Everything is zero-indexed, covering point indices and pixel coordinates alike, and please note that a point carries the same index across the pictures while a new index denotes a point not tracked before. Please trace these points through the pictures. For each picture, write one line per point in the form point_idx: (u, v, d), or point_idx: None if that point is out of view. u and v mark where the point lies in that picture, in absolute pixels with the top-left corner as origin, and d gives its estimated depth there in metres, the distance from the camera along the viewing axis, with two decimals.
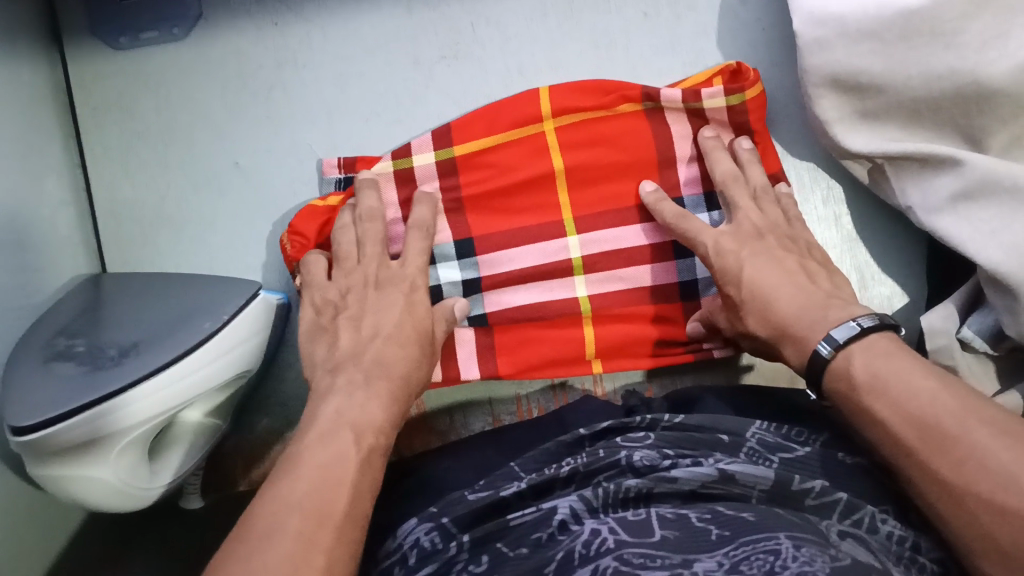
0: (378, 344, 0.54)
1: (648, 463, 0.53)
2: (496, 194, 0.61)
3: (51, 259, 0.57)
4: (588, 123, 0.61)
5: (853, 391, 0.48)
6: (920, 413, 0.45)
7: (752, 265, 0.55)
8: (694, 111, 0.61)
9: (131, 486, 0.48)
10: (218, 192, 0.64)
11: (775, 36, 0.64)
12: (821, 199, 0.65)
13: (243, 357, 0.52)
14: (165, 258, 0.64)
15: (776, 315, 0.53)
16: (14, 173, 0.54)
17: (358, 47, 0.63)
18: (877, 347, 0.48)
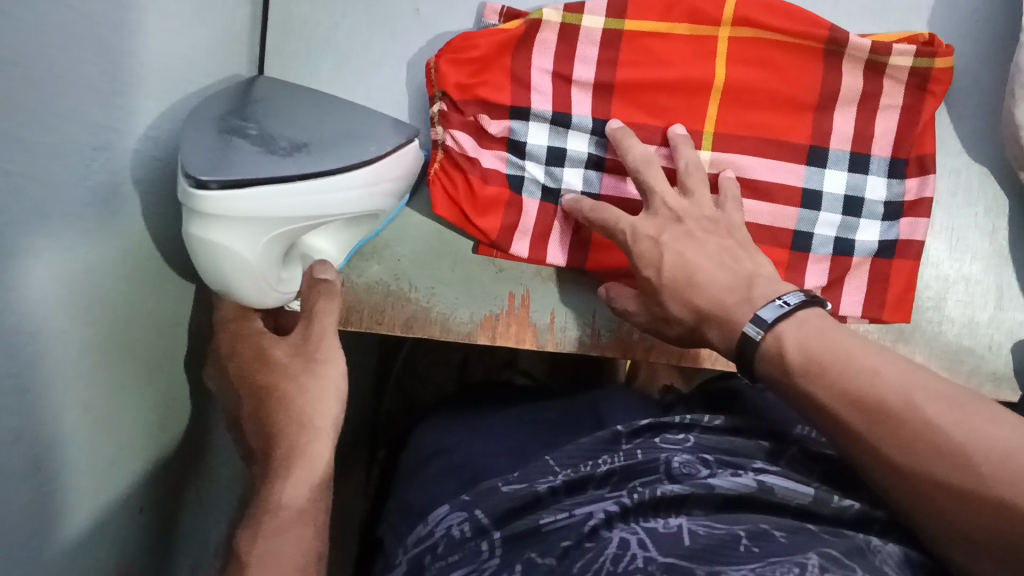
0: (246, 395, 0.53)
1: (686, 469, 0.52)
2: (639, 91, 0.60)
3: (219, 49, 0.57)
4: (763, 42, 0.59)
5: (787, 373, 0.47)
6: (861, 385, 0.44)
7: (670, 253, 0.54)
8: (876, 61, 0.59)
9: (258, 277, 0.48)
10: (391, 35, 0.63)
11: (987, 31, 0.62)
12: (984, 208, 0.62)
13: (382, 195, 0.53)
14: (319, 80, 0.63)
15: (698, 298, 0.53)
16: None
17: None
18: (783, 344, 0.47)
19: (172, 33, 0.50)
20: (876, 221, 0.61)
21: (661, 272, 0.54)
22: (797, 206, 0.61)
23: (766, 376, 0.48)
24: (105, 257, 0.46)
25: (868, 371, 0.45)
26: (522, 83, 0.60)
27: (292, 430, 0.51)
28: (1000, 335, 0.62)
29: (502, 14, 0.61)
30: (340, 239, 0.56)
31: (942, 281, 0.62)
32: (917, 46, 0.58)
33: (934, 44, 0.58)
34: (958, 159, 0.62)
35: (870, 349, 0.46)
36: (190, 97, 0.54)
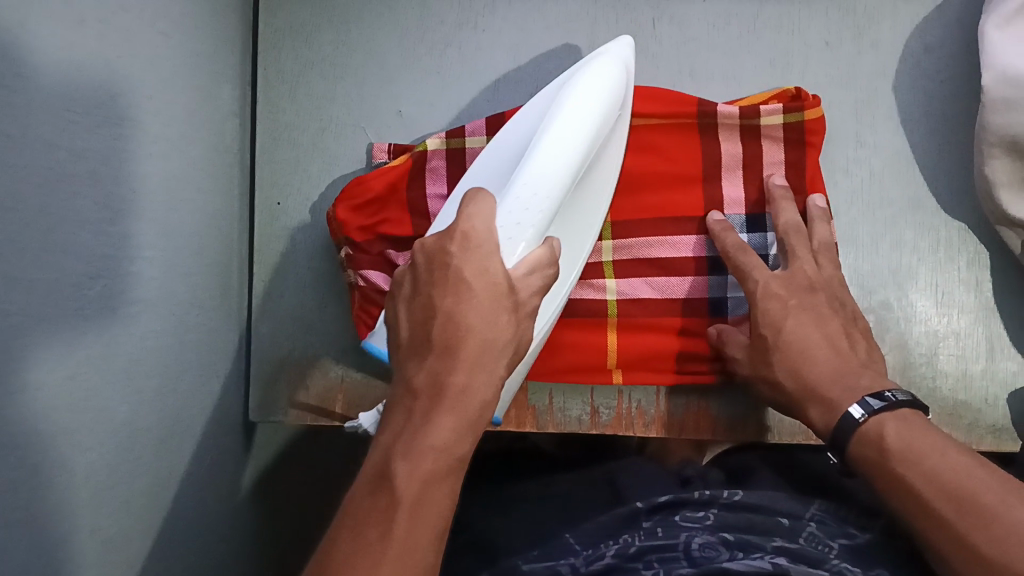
0: (442, 325, 0.43)
1: (706, 552, 0.51)
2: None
3: (210, 160, 0.59)
4: (644, 128, 0.63)
5: (886, 460, 0.47)
6: (925, 464, 0.46)
7: (794, 321, 0.56)
8: (753, 126, 0.61)
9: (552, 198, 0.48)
10: (376, 135, 0.65)
11: (953, 90, 0.63)
12: (966, 262, 0.63)
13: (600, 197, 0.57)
14: (311, 183, 0.65)
15: (809, 375, 0.54)
16: (192, 69, 0.56)
17: (538, 22, 0.65)
18: (896, 418, 0.48)
19: (165, 154, 0.52)
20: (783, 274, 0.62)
21: (779, 336, 0.56)
22: (705, 275, 0.62)
23: (860, 460, 0.49)
24: (108, 378, 0.47)
25: (930, 455, 0.46)
26: (422, 209, 0.61)
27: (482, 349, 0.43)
28: (996, 387, 0.62)
29: (389, 151, 0.63)
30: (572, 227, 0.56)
31: (932, 336, 0.63)
32: (782, 104, 0.60)
33: (801, 100, 0.60)
34: (936, 218, 0.63)
35: (936, 439, 0.47)
36: (187, 209, 0.56)
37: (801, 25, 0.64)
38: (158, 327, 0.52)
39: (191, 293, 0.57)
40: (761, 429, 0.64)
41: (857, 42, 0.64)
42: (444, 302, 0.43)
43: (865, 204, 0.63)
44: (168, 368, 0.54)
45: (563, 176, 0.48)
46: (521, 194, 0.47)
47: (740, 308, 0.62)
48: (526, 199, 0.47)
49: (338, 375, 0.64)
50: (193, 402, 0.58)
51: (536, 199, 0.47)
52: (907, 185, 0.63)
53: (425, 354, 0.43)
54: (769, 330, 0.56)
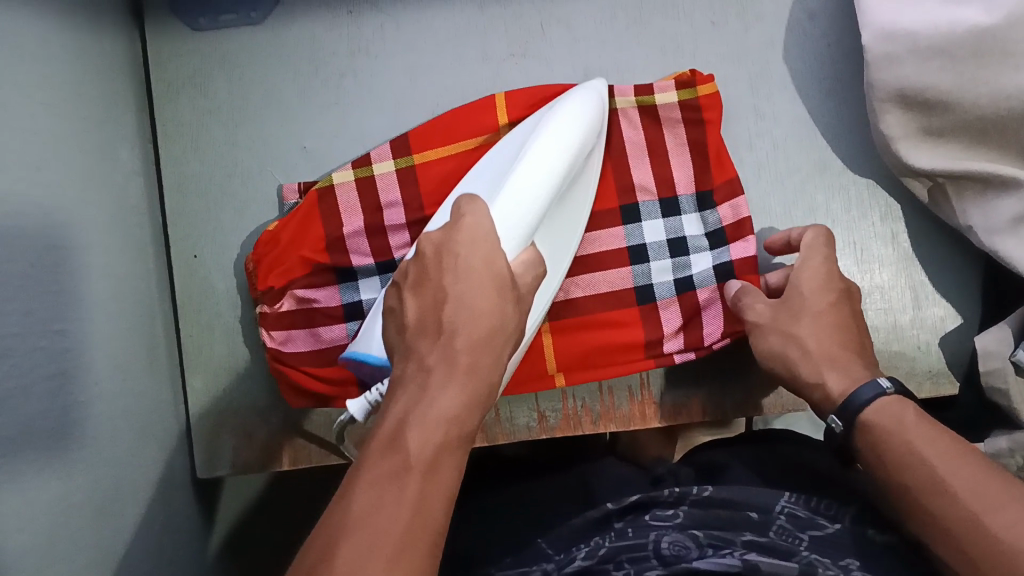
0: (449, 310, 0.45)
1: (676, 551, 0.51)
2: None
3: (118, 224, 0.59)
4: None
5: (903, 445, 0.48)
6: (928, 467, 0.47)
7: (832, 296, 0.57)
8: (649, 109, 0.64)
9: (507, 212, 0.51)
10: (284, 174, 0.65)
11: (841, 53, 0.65)
12: (879, 217, 0.64)
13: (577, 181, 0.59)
14: (226, 233, 0.65)
15: (832, 342, 0.55)
16: (88, 136, 0.55)
17: (429, 41, 0.65)
18: (904, 406, 0.50)
19: (71, 228, 0.52)
20: (704, 252, 0.64)
21: (812, 302, 0.56)
22: (628, 264, 0.64)
23: (877, 443, 0.50)
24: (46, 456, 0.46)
25: (935, 459, 0.47)
26: (339, 242, 0.63)
27: (466, 341, 0.44)
28: (927, 333, 0.64)
29: (299, 190, 0.64)
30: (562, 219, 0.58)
31: (858, 294, 0.64)
32: (674, 82, 0.63)
33: (692, 77, 0.63)
34: (843, 178, 0.64)
35: (943, 443, 0.48)
36: (102, 276, 0.55)
37: (686, 9, 0.65)
38: (94, 404, 0.52)
39: (120, 366, 0.56)
40: (705, 407, 0.65)
41: (742, 19, 0.65)
42: (454, 288, 0.46)
43: (772, 174, 0.64)
44: (106, 441, 0.53)
45: (539, 179, 0.52)
46: (506, 209, 0.51)
47: (666, 292, 0.63)
48: (512, 208, 0.51)
49: (279, 422, 0.65)
50: (140, 474, 0.57)
51: (518, 213, 0.51)
52: (811, 150, 0.64)
53: (428, 346, 0.44)
54: (799, 296, 0.57)
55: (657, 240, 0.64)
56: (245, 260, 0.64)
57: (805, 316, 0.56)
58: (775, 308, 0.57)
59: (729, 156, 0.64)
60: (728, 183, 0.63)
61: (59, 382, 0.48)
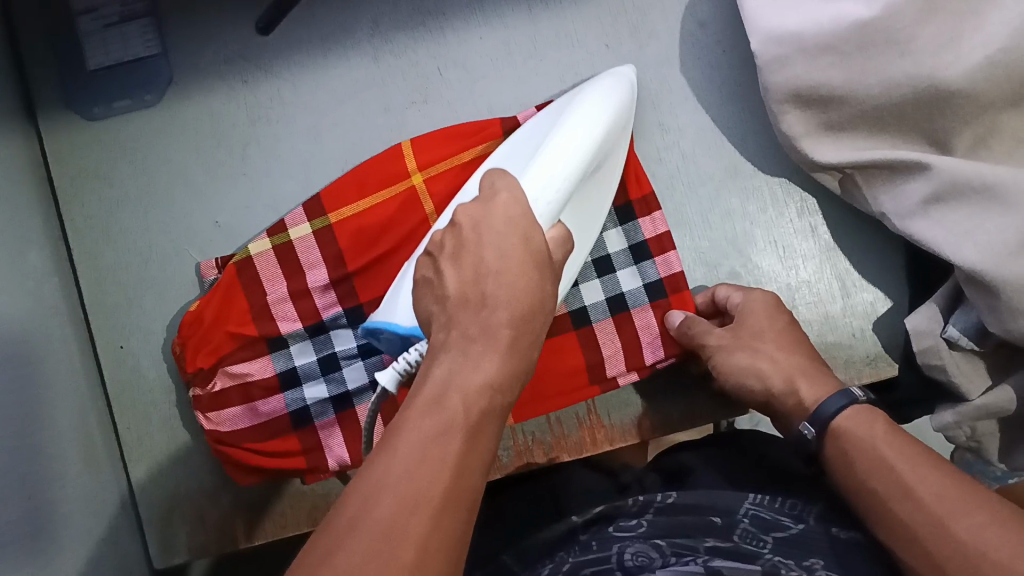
0: (492, 284, 0.41)
1: (638, 560, 0.48)
2: (390, 255, 0.63)
3: (44, 320, 0.58)
4: (457, 169, 0.63)
5: (871, 449, 0.49)
6: (897, 474, 0.47)
7: (782, 329, 0.58)
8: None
9: (538, 174, 0.50)
10: (200, 252, 0.64)
11: (735, 57, 0.66)
12: (796, 212, 0.65)
13: (616, 144, 0.58)
14: (150, 318, 0.64)
15: (794, 359, 0.56)
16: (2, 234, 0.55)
17: (328, 98, 0.65)
18: (875, 415, 0.51)
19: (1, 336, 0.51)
20: (630, 267, 0.64)
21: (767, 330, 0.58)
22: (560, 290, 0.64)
23: (842, 453, 0.51)
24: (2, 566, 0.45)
25: (905, 467, 0.47)
26: (265, 312, 0.62)
27: (508, 311, 0.40)
28: (860, 320, 0.64)
29: (218, 265, 0.63)
30: (589, 197, 0.58)
31: (787, 291, 0.64)
32: None
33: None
34: (756, 179, 0.65)
35: (911, 451, 0.48)
36: (33, 372, 0.54)
37: (579, 35, 0.66)
38: (37, 508, 0.51)
39: (62, 467, 0.55)
40: (653, 423, 0.65)
41: (635, 37, 0.66)
42: (491, 250, 0.42)
43: (686, 184, 0.65)
44: (57, 542, 0.52)
45: (568, 170, 0.50)
46: (540, 185, 0.49)
47: (602, 313, 0.64)
48: (542, 181, 0.49)
49: (231, 503, 0.64)
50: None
51: (548, 192, 0.49)
52: (720, 156, 0.65)
53: (467, 317, 0.41)
54: (755, 319, 0.59)
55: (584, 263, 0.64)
56: (172, 343, 0.63)
57: (768, 333, 0.58)
58: (735, 330, 0.59)
59: (642, 167, 0.65)
60: (644, 196, 0.64)
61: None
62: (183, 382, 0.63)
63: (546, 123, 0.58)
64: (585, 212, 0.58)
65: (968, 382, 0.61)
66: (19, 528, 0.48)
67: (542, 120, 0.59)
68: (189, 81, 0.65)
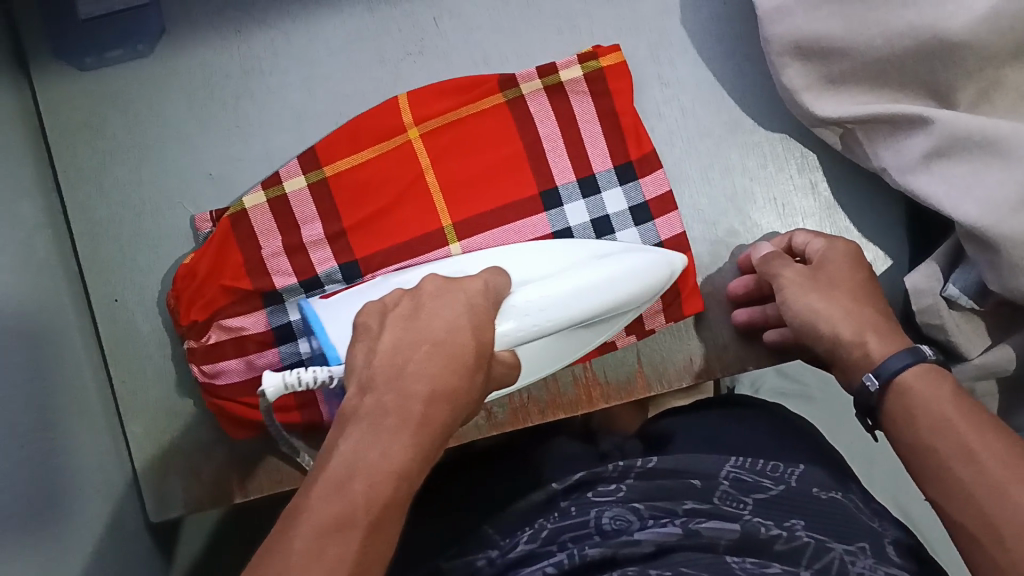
0: (424, 354, 0.44)
1: (617, 525, 0.49)
2: (385, 210, 0.62)
3: (37, 273, 0.57)
4: (454, 123, 0.63)
5: (935, 406, 0.47)
6: (960, 436, 0.45)
7: (856, 278, 0.55)
8: (554, 88, 0.63)
9: (519, 292, 0.52)
10: (193, 204, 0.64)
11: (735, 10, 0.65)
12: (796, 168, 0.64)
13: (615, 312, 0.57)
14: (143, 272, 0.64)
15: (868, 312, 0.53)
16: None
17: (323, 50, 0.65)
18: (941, 375, 0.49)
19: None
20: (630, 228, 0.63)
21: (844, 277, 0.55)
22: None
23: (900, 407, 0.49)
24: None
25: (967, 426, 0.46)
26: (259, 266, 0.62)
27: (421, 380, 0.43)
28: None
29: (213, 219, 0.62)
30: (565, 343, 0.56)
31: None
32: (576, 55, 0.63)
33: (594, 51, 0.63)
34: (756, 134, 0.64)
35: (976, 414, 0.46)
36: (24, 322, 0.54)
37: None
38: (31, 455, 0.50)
39: (55, 417, 0.55)
40: (649, 381, 0.65)
41: None
42: (427, 319, 0.46)
43: (686, 140, 0.65)
44: (52, 489, 0.52)
45: (546, 300, 0.52)
46: (531, 297, 0.52)
47: None
48: (534, 297, 0.52)
49: (225, 457, 0.64)
50: (90, 525, 0.56)
51: (528, 310, 0.52)
52: (720, 111, 0.65)
53: (385, 382, 0.43)
54: (834, 266, 0.56)
55: (582, 223, 0.63)
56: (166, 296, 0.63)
57: (845, 282, 0.55)
58: (812, 272, 0.56)
59: (642, 125, 0.64)
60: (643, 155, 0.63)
61: None
62: (178, 334, 0.63)
63: (598, 251, 0.58)
64: (558, 347, 0.56)
65: (967, 341, 0.60)
66: (12, 473, 0.48)
67: (594, 246, 0.58)
68: (182, 32, 0.64)
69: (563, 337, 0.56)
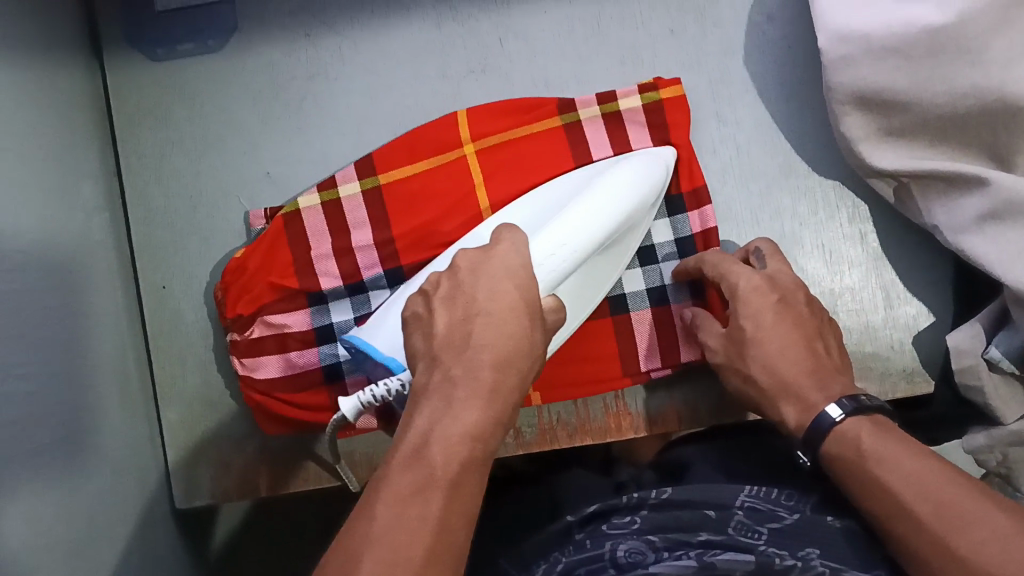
0: (480, 325, 0.44)
1: (632, 558, 0.48)
2: (437, 222, 0.63)
3: (92, 255, 0.59)
4: (510, 142, 0.63)
5: (862, 458, 0.47)
6: (904, 494, 0.45)
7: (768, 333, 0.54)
8: (611, 116, 0.64)
9: (542, 244, 0.52)
10: (248, 201, 0.65)
11: (799, 54, 0.65)
12: (847, 217, 0.64)
13: (626, 221, 0.57)
14: (193, 262, 0.65)
15: (780, 373, 0.53)
16: (58, 164, 0.55)
17: (387, 60, 0.66)
18: (862, 424, 0.48)
19: (43, 256, 0.51)
20: (673, 262, 0.63)
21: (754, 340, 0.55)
22: None
23: (834, 461, 0.48)
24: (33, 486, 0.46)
25: (890, 474, 0.45)
26: (306, 266, 0.62)
27: (489, 347, 0.43)
28: (902, 331, 0.64)
29: (266, 216, 0.63)
30: (591, 268, 0.58)
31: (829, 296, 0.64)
32: (637, 85, 0.64)
33: (654, 83, 0.64)
34: (809, 180, 0.65)
35: (905, 454, 0.46)
36: (75, 303, 0.55)
37: (643, 19, 0.66)
38: (71, 433, 0.51)
39: (95, 397, 0.56)
40: (681, 416, 0.65)
41: (700, 24, 0.66)
42: (490, 280, 0.46)
43: (738, 180, 0.65)
44: (87, 467, 0.53)
45: (557, 234, 0.52)
46: (549, 239, 0.52)
47: (641, 303, 0.64)
48: (554, 238, 0.52)
49: (255, 451, 0.65)
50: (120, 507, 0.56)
51: (550, 257, 0.51)
52: (775, 153, 0.65)
53: (452, 356, 0.44)
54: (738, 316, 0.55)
55: None
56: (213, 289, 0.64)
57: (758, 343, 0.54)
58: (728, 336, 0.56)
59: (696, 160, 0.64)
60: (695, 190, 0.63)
61: (36, 416, 0.48)
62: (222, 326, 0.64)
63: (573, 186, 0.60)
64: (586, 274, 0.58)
65: (1005, 406, 0.60)
66: (53, 449, 0.49)
67: (586, 176, 0.61)
68: (253, 30, 0.66)
69: (594, 255, 0.57)
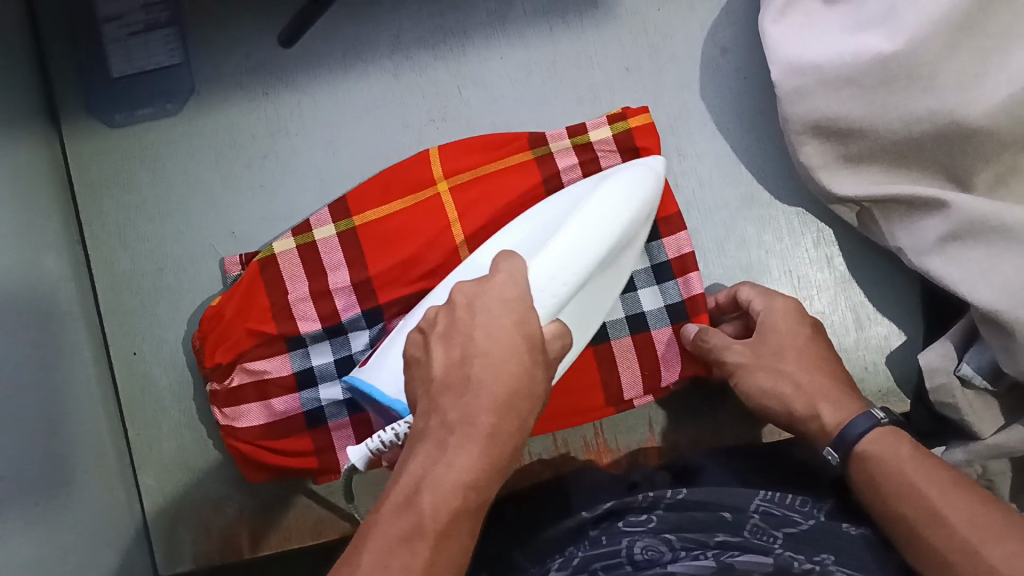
0: (478, 367, 0.41)
1: (648, 556, 0.46)
2: (409, 265, 0.62)
3: (62, 328, 0.58)
4: (479, 179, 0.63)
5: (899, 466, 0.49)
6: (926, 499, 0.47)
7: (804, 347, 0.56)
8: (584, 147, 0.64)
9: (539, 276, 0.49)
10: (215, 261, 0.65)
11: (755, 84, 0.66)
12: (812, 242, 0.65)
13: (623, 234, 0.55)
14: (164, 327, 0.65)
15: (811, 385, 0.55)
16: (24, 240, 0.55)
17: (346, 114, 0.66)
18: (899, 437, 0.50)
19: (15, 337, 0.51)
20: (651, 287, 0.63)
21: (790, 354, 0.56)
22: None
23: (867, 474, 0.50)
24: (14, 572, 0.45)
25: (929, 485, 0.47)
26: (284, 311, 0.62)
27: (494, 387, 0.41)
28: (875, 352, 0.64)
29: (241, 262, 0.63)
30: (589, 292, 0.55)
31: None
32: (607, 116, 0.64)
33: (623, 112, 0.64)
34: (772, 208, 0.65)
35: (938, 477, 0.47)
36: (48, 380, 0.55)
37: (599, 58, 0.66)
38: (51, 513, 0.51)
39: (73, 472, 0.55)
40: (661, 449, 0.65)
41: (655, 60, 0.66)
42: (489, 313, 0.43)
43: (702, 210, 0.65)
44: (69, 546, 0.52)
45: (555, 260, 0.50)
46: (544, 268, 0.49)
47: (620, 330, 0.62)
48: (547, 268, 0.49)
49: (237, 511, 0.64)
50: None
51: (548, 284, 0.49)
52: (737, 182, 0.65)
53: (457, 376, 0.42)
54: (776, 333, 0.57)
55: None
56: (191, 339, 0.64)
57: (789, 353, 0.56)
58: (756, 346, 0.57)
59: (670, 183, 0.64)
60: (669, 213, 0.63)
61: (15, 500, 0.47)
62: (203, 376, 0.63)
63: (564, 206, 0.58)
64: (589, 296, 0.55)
65: (979, 421, 0.59)
66: (33, 532, 0.49)
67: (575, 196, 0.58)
68: (211, 92, 0.66)
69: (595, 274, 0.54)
